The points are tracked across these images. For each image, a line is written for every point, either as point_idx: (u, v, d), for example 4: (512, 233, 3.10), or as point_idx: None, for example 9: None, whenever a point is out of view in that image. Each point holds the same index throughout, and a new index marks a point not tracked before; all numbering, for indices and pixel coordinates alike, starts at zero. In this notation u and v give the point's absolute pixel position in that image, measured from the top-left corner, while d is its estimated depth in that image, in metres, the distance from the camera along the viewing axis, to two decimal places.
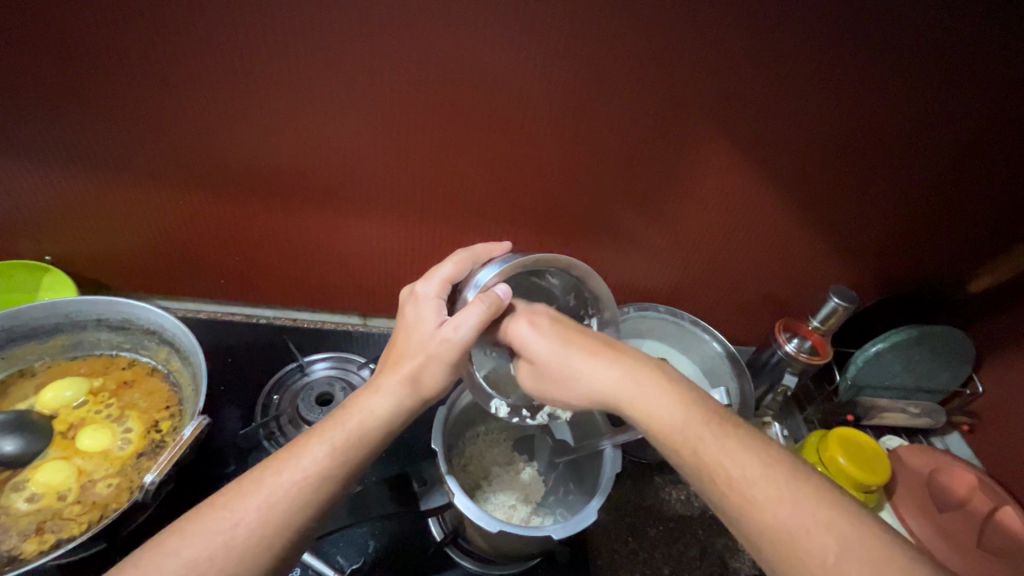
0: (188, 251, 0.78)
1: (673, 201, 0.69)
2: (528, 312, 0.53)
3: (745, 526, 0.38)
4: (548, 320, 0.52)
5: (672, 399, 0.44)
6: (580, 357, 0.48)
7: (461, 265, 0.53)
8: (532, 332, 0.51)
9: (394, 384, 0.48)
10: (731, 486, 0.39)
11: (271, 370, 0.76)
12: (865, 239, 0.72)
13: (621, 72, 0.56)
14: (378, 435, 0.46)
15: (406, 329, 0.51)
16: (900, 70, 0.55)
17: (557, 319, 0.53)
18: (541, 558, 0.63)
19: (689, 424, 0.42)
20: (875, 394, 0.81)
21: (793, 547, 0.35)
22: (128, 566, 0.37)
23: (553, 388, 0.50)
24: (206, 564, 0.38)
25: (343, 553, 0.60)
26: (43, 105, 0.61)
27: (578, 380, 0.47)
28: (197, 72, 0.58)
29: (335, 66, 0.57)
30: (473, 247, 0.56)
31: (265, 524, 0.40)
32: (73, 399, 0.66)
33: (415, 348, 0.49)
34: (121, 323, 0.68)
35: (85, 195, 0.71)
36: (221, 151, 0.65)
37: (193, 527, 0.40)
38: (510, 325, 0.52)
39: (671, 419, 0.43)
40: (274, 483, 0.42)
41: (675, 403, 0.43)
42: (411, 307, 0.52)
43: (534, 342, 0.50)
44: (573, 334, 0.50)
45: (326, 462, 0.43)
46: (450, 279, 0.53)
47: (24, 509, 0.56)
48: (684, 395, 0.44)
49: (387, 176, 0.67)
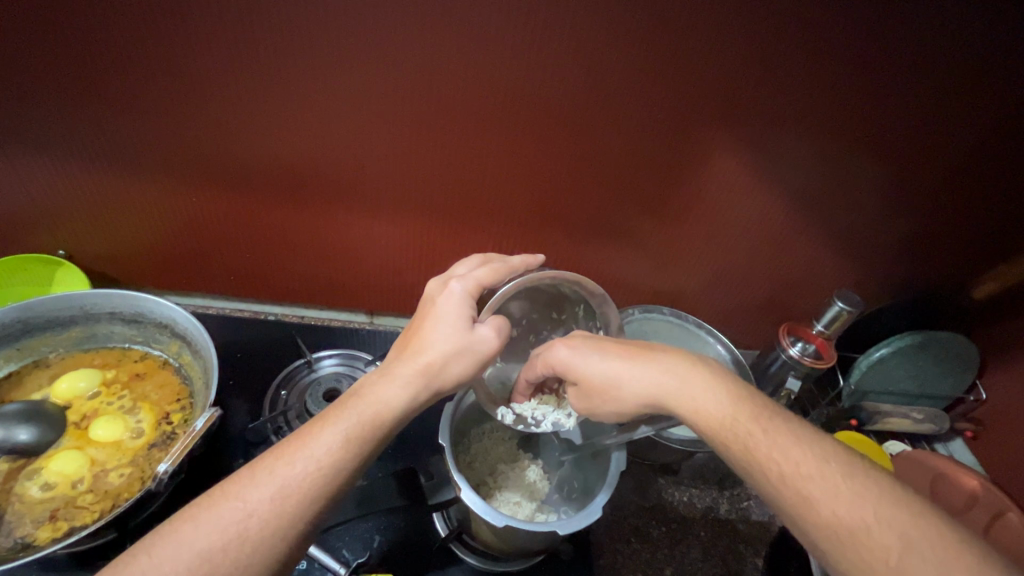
0: (198, 247, 0.79)
1: (678, 204, 0.69)
2: (563, 338, 0.53)
3: (804, 527, 0.38)
4: (581, 341, 0.52)
5: (719, 390, 0.45)
6: (628, 365, 0.48)
7: (497, 274, 0.55)
8: (574, 353, 0.50)
9: (409, 373, 0.48)
10: (784, 482, 0.39)
11: (279, 366, 0.77)
12: (868, 244, 0.72)
13: (630, 74, 0.57)
14: (388, 426, 0.47)
15: (434, 320, 0.51)
16: (906, 74, 0.55)
17: (597, 338, 0.53)
18: (544, 556, 0.64)
19: (734, 418, 0.43)
20: (879, 399, 0.82)
21: (857, 548, 0.35)
22: (143, 552, 0.38)
23: (602, 402, 0.49)
24: (220, 556, 0.39)
25: (348, 547, 0.61)
26: (58, 100, 0.61)
27: (633, 388, 0.47)
28: (210, 68, 0.58)
29: (346, 65, 0.57)
30: (512, 259, 0.57)
31: (282, 515, 0.41)
32: (86, 390, 0.67)
33: (441, 341, 0.49)
34: (134, 317, 0.69)
35: (99, 191, 0.72)
36: (232, 148, 0.66)
37: (209, 515, 0.40)
38: (550, 351, 0.52)
39: (719, 410, 0.44)
40: (288, 472, 0.42)
41: (722, 396, 0.45)
42: (442, 300, 0.52)
43: (582, 360, 0.50)
44: (609, 345, 0.51)
45: (343, 452, 0.44)
46: (483, 284, 0.54)
47: (38, 497, 0.57)
48: (727, 385, 0.46)
49: (397, 175, 0.68)
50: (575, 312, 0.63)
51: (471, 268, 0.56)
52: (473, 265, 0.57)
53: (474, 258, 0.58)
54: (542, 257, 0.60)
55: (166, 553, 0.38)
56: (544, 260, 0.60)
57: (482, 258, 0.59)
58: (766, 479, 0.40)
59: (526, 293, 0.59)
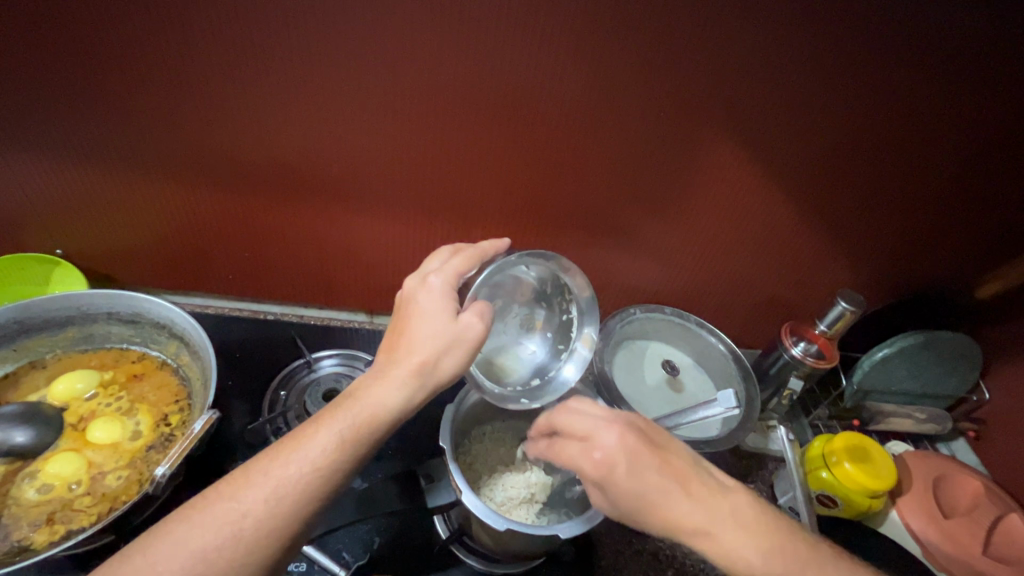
0: (195, 246, 0.78)
1: (681, 203, 0.69)
2: (596, 444, 0.48)
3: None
4: (624, 460, 0.47)
5: (754, 544, 0.43)
6: (668, 505, 0.45)
7: (472, 262, 0.53)
8: (609, 475, 0.47)
9: (404, 373, 0.47)
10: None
11: (278, 366, 0.77)
12: (873, 242, 0.71)
13: (631, 73, 0.56)
14: (388, 425, 0.46)
15: (418, 317, 0.49)
16: (913, 72, 0.54)
17: (640, 445, 0.47)
18: (544, 558, 0.64)
19: (770, 575, 0.42)
20: (881, 399, 0.81)
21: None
22: (139, 551, 0.38)
23: (632, 523, 0.47)
24: (215, 555, 0.39)
25: (348, 549, 0.61)
26: (52, 99, 0.61)
27: (668, 530, 0.45)
28: (206, 67, 0.58)
29: (343, 64, 0.57)
30: (479, 245, 0.56)
31: (277, 517, 0.41)
32: (84, 392, 0.67)
33: (430, 337, 0.48)
34: (132, 317, 0.68)
35: (97, 189, 0.71)
36: (228, 146, 0.65)
37: (209, 514, 0.40)
38: (579, 463, 0.48)
39: (759, 567, 0.42)
40: (283, 473, 0.42)
41: (759, 542, 0.43)
42: (423, 296, 0.50)
43: (620, 481, 0.46)
44: (653, 472, 0.46)
45: (341, 455, 0.44)
46: (461, 274, 0.52)
47: (35, 500, 0.57)
48: (762, 535, 0.44)
49: (396, 174, 0.67)
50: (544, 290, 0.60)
51: (443, 261, 0.54)
52: (444, 256, 0.55)
53: (444, 249, 0.56)
54: (508, 240, 0.59)
55: (164, 553, 0.38)
56: (511, 243, 0.59)
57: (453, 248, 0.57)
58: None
59: (491, 276, 0.55)
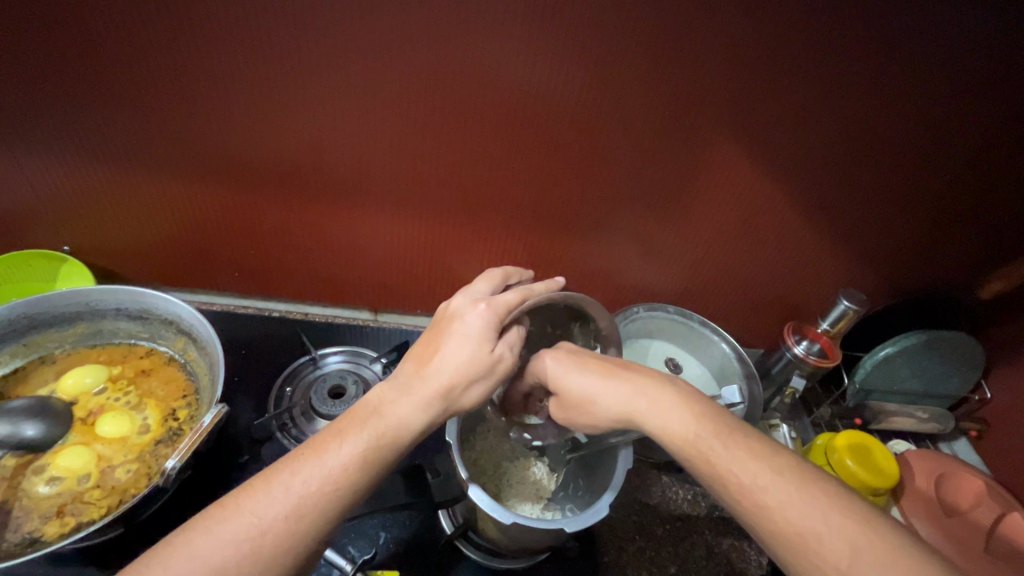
0: (202, 243, 0.79)
1: (685, 202, 0.69)
2: (549, 350, 0.53)
3: (761, 531, 0.39)
4: (564, 352, 0.53)
5: (684, 410, 0.45)
6: (600, 381, 0.49)
7: (526, 297, 0.52)
8: (556, 365, 0.51)
9: (428, 394, 0.47)
10: (802, 551, 0.37)
11: (284, 362, 0.77)
12: (875, 243, 0.72)
13: (636, 74, 0.57)
14: (406, 443, 0.45)
15: (457, 336, 0.49)
16: (918, 71, 0.55)
17: (575, 350, 0.53)
18: (548, 553, 0.64)
19: (701, 434, 0.44)
20: (883, 398, 0.82)
21: (805, 550, 0.37)
22: (156, 564, 0.37)
23: (578, 415, 0.50)
24: (234, 571, 0.38)
25: (353, 544, 0.61)
26: (62, 98, 0.61)
27: (605, 406, 0.48)
28: (215, 67, 0.58)
29: (351, 64, 0.57)
30: (536, 285, 0.55)
31: (298, 533, 0.40)
32: (93, 386, 0.67)
33: (462, 360, 0.48)
34: (139, 313, 0.69)
35: (106, 187, 0.72)
36: (236, 145, 0.66)
37: (223, 527, 0.39)
38: (536, 361, 0.52)
39: (684, 427, 0.44)
40: (305, 489, 0.41)
41: (691, 411, 0.45)
42: (467, 317, 0.50)
43: (562, 374, 0.50)
44: (591, 361, 0.51)
45: (365, 473, 0.43)
46: (512, 306, 0.51)
47: (45, 492, 0.57)
48: (693, 405, 0.46)
49: (402, 172, 0.68)
50: (569, 329, 0.61)
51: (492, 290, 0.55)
52: (490, 287, 0.56)
53: (496, 276, 0.58)
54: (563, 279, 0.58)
55: (177, 562, 0.37)
56: (564, 284, 0.58)
57: (501, 276, 0.58)
58: (730, 490, 0.41)
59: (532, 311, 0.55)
